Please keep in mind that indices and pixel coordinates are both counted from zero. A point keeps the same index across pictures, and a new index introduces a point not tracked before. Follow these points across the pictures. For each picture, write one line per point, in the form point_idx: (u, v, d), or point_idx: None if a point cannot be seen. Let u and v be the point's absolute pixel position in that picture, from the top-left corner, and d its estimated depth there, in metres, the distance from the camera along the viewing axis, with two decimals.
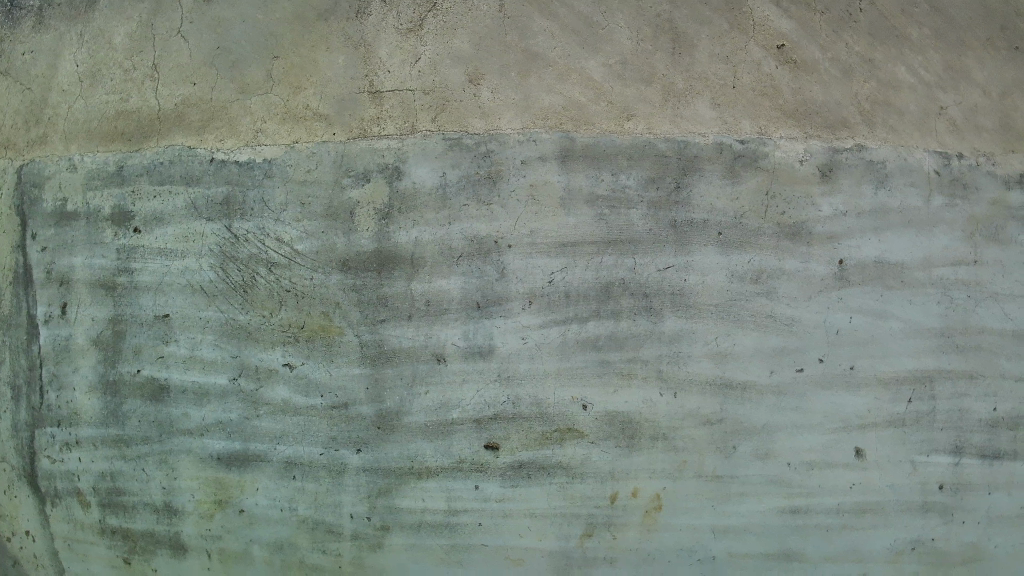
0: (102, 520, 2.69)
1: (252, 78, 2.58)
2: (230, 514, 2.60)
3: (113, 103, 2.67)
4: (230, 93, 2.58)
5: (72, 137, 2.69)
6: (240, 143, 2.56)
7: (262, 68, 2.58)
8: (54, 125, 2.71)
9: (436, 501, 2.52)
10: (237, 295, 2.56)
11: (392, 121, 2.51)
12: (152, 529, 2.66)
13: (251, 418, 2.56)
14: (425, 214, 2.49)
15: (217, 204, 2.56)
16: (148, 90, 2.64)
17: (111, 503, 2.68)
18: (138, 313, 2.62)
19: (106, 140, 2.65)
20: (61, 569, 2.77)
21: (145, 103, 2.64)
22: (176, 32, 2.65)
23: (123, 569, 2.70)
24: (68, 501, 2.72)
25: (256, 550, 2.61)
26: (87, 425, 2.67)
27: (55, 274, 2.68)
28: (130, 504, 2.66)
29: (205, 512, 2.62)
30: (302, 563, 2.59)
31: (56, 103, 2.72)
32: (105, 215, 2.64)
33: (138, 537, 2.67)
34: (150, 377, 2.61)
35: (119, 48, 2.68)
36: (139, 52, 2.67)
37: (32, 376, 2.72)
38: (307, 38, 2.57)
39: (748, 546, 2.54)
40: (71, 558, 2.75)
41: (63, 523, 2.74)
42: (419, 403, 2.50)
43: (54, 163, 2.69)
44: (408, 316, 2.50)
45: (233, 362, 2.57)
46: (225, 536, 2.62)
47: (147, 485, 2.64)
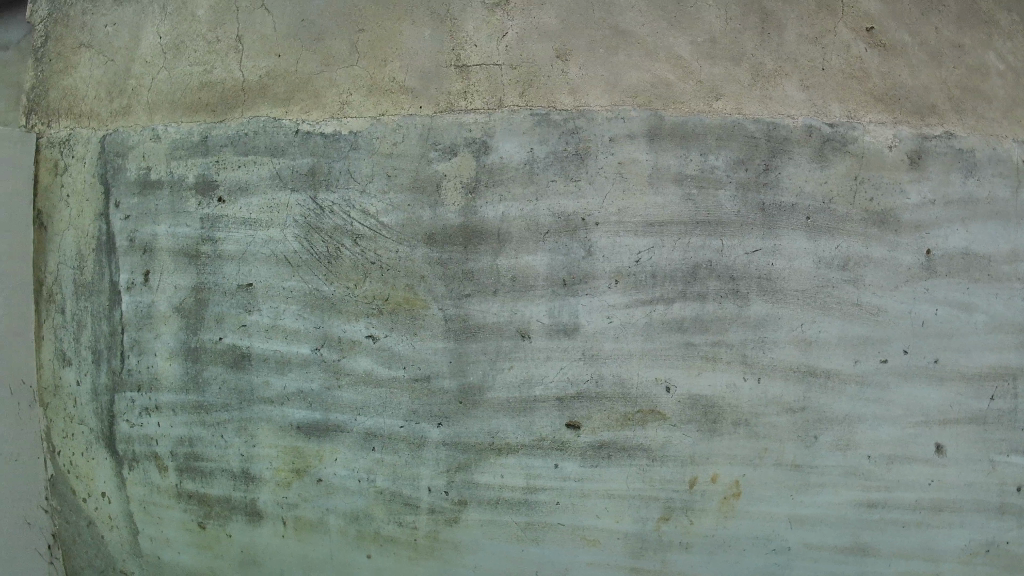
0: (179, 484, 2.79)
1: (337, 52, 2.57)
2: (308, 483, 2.63)
3: (196, 75, 2.71)
4: (315, 65, 2.59)
5: (155, 107, 2.75)
6: (326, 115, 2.56)
7: (347, 41, 2.57)
8: (139, 96, 2.78)
9: (514, 478, 2.50)
10: (321, 266, 2.57)
11: (479, 95, 2.47)
12: (230, 495, 2.73)
13: (332, 388, 2.58)
14: (511, 189, 2.46)
15: (302, 175, 2.57)
16: (232, 62, 2.68)
17: (188, 468, 2.76)
18: (221, 282, 2.65)
19: (190, 111, 2.70)
20: (135, 529, 2.94)
21: (229, 75, 2.67)
22: (258, 4, 2.68)
23: (198, 533, 2.81)
24: (146, 465, 2.84)
25: (332, 520, 2.63)
26: (166, 391, 2.75)
27: (138, 241, 2.76)
28: (208, 470, 2.73)
29: (283, 480, 2.65)
30: (377, 534, 2.61)
31: (140, 75, 2.79)
32: (189, 185, 2.69)
33: (215, 502, 2.75)
34: (232, 345, 2.65)
35: (203, 20, 2.74)
36: (221, 25, 2.72)
37: (114, 340, 2.84)
38: (393, 10, 2.56)
39: (821, 536, 2.52)
40: (146, 519, 2.90)
41: (139, 486, 2.88)
42: (501, 379, 2.48)
43: (136, 133, 2.76)
44: (493, 290, 2.47)
45: (316, 333, 2.58)
46: (301, 505, 2.65)
47: (225, 451, 2.69)
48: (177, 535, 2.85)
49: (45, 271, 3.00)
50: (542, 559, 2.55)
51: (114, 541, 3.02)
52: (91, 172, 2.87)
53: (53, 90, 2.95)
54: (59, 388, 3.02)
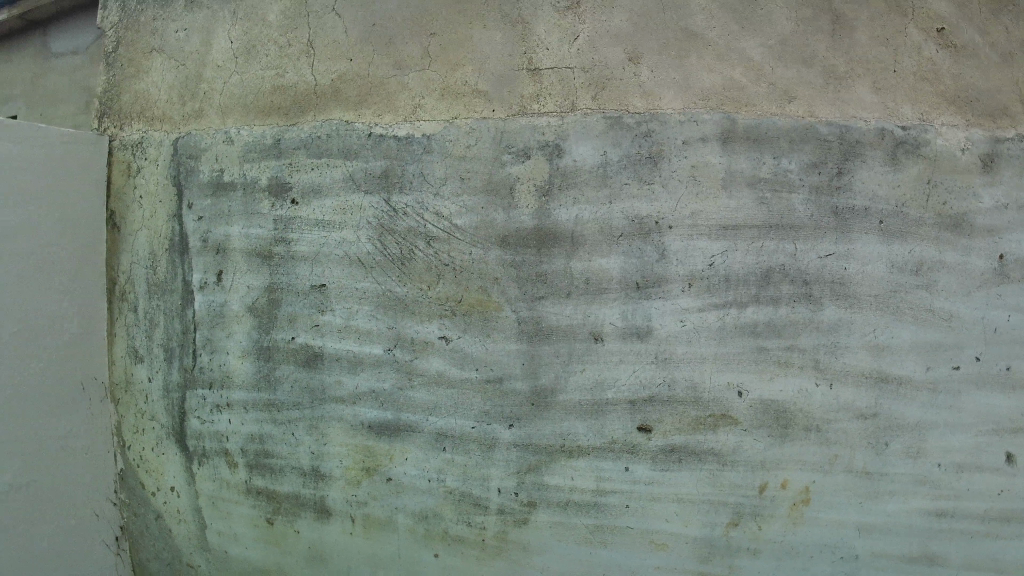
0: (248, 480, 2.88)
1: (410, 56, 2.61)
2: (378, 482, 2.67)
3: (268, 79, 2.81)
4: (388, 69, 2.63)
5: (227, 110, 2.87)
6: (399, 118, 2.59)
7: (419, 45, 2.61)
8: (210, 100, 2.92)
9: (584, 481, 2.50)
10: (395, 267, 2.59)
11: (552, 98, 2.49)
12: (299, 491, 2.79)
13: (404, 388, 2.60)
14: (585, 192, 2.45)
15: (375, 178, 2.61)
16: (303, 66, 2.75)
17: (258, 465, 2.85)
18: (295, 283, 2.72)
19: (263, 114, 2.79)
20: (202, 522, 3.06)
21: (301, 79, 2.75)
22: (330, 10, 2.74)
23: (265, 528, 2.88)
24: (215, 461, 2.95)
25: (401, 518, 2.67)
26: (238, 388, 2.84)
27: (212, 242, 2.87)
28: (277, 467, 2.81)
29: (353, 478, 2.70)
30: (446, 534, 2.63)
31: (211, 79, 2.94)
32: (262, 187, 2.77)
33: (283, 499, 2.82)
34: (305, 344, 2.71)
35: (275, 26, 2.83)
36: (293, 30, 2.79)
37: (186, 338, 2.96)
38: (464, 13, 2.58)
39: (891, 545, 2.49)
40: (214, 513, 3.01)
41: (208, 482, 2.99)
42: (573, 381, 2.48)
43: (208, 136, 2.89)
44: (567, 293, 2.47)
45: (389, 334, 2.61)
46: (370, 503, 2.70)
47: (296, 449, 2.77)
48: (245, 531, 2.94)
49: (119, 270, 3.21)
50: (610, 562, 2.54)
51: (182, 533, 3.16)
52: (164, 173, 3.03)
53: (126, 95, 3.20)
54: (131, 383, 3.19)
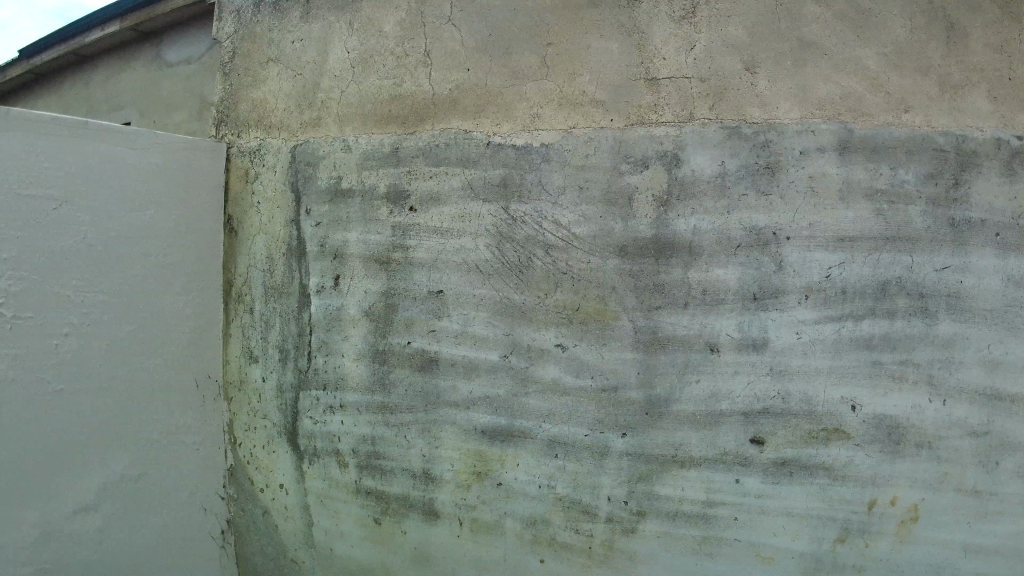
0: (358, 480, 2.94)
1: (526, 66, 2.65)
2: (487, 486, 2.70)
3: (387, 88, 2.87)
4: (505, 79, 2.67)
5: (345, 119, 2.95)
6: (518, 128, 2.64)
7: (536, 55, 2.65)
8: (329, 108, 3.00)
9: (694, 491, 2.49)
10: (512, 275, 2.63)
11: (670, 108, 2.50)
12: (408, 493, 2.84)
13: (519, 395, 2.63)
14: (703, 202, 2.45)
15: (493, 186, 2.65)
16: (422, 76, 2.82)
17: (369, 466, 2.91)
18: (412, 288, 2.78)
19: (382, 122, 2.86)
20: (310, 519, 3.13)
21: (419, 89, 2.82)
22: (446, 20, 2.79)
23: (372, 527, 2.94)
24: (326, 460, 3.02)
25: (509, 523, 2.69)
26: (352, 390, 2.91)
27: (330, 248, 2.95)
28: (388, 468, 2.87)
29: (463, 482, 2.73)
30: (553, 540, 2.64)
31: (328, 89, 3.02)
32: (380, 194, 2.84)
33: (392, 499, 2.88)
34: (421, 349, 2.76)
35: (391, 37, 2.89)
36: (410, 39, 2.85)
37: (302, 340, 3.04)
38: (580, 23, 2.60)
39: (995, 569, 2.41)
40: (322, 511, 3.07)
41: (318, 480, 3.06)
42: (688, 392, 2.48)
43: (327, 143, 2.97)
44: (683, 304, 2.47)
45: (505, 341, 2.65)
46: (479, 507, 2.73)
47: (408, 451, 2.82)
48: (352, 529, 2.99)
49: (235, 272, 3.32)
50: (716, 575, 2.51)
51: (289, 529, 3.23)
52: (283, 180, 3.12)
53: (244, 103, 3.32)
54: (245, 383, 3.29)
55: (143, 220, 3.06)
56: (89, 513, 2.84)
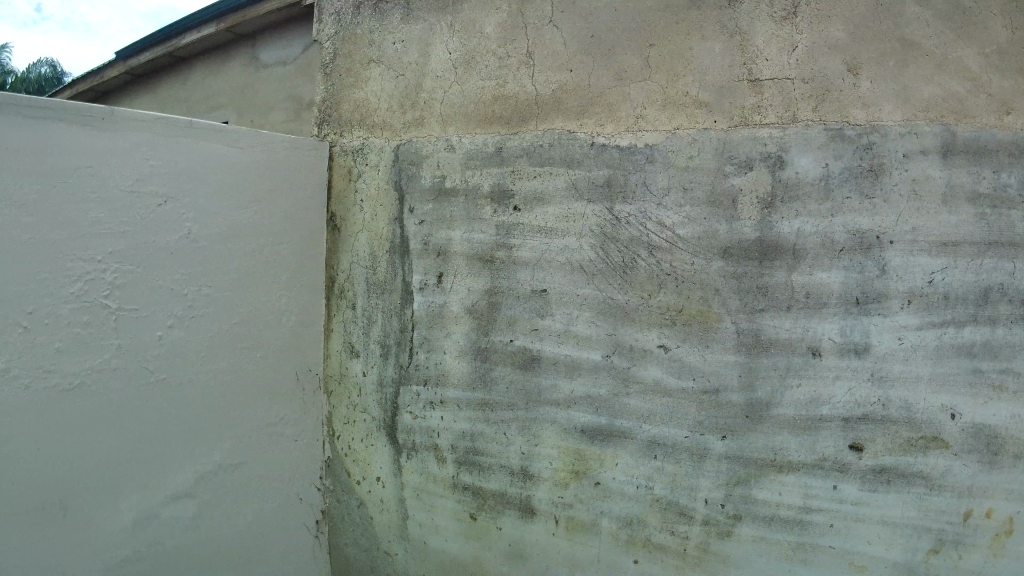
0: (455, 475, 3.02)
1: (629, 67, 2.67)
2: (585, 485, 2.75)
3: (489, 89, 2.93)
4: (608, 80, 2.70)
5: (448, 119, 3.01)
6: (621, 128, 2.66)
7: (638, 56, 2.66)
8: (431, 109, 3.06)
9: (791, 496, 2.48)
10: (616, 276, 2.66)
11: (774, 109, 2.50)
12: (506, 489, 2.90)
13: (621, 395, 2.66)
14: (807, 204, 2.43)
15: (598, 186, 2.68)
16: (524, 76, 2.86)
17: (467, 462, 2.98)
18: (515, 287, 2.83)
19: (485, 122, 2.91)
20: (405, 513, 3.21)
21: (522, 89, 2.86)
22: (547, 21, 2.83)
23: (468, 523, 3.01)
24: (424, 455, 3.10)
25: (605, 522, 2.74)
26: (452, 387, 2.99)
27: (433, 245, 3.02)
28: (486, 464, 2.93)
29: (561, 480, 2.79)
30: (647, 541, 2.67)
31: (431, 89, 3.07)
32: (484, 193, 2.89)
33: (489, 496, 2.94)
34: (524, 347, 2.82)
35: (492, 37, 2.94)
36: (511, 40, 2.90)
37: (403, 337, 3.13)
38: (682, 23, 2.61)
39: None
40: (417, 504, 3.16)
41: (415, 474, 3.15)
42: (790, 396, 2.47)
43: (430, 143, 3.03)
44: (786, 307, 2.45)
45: (608, 341, 2.68)
46: (576, 505, 2.78)
47: (507, 449, 2.88)
48: (448, 523, 3.07)
49: (338, 269, 3.42)
50: None
51: (383, 522, 3.31)
52: (385, 178, 3.18)
53: (346, 102, 3.40)
54: (345, 377, 3.39)
55: (246, 215, 3.12)
56: (187, 500, 2.92)
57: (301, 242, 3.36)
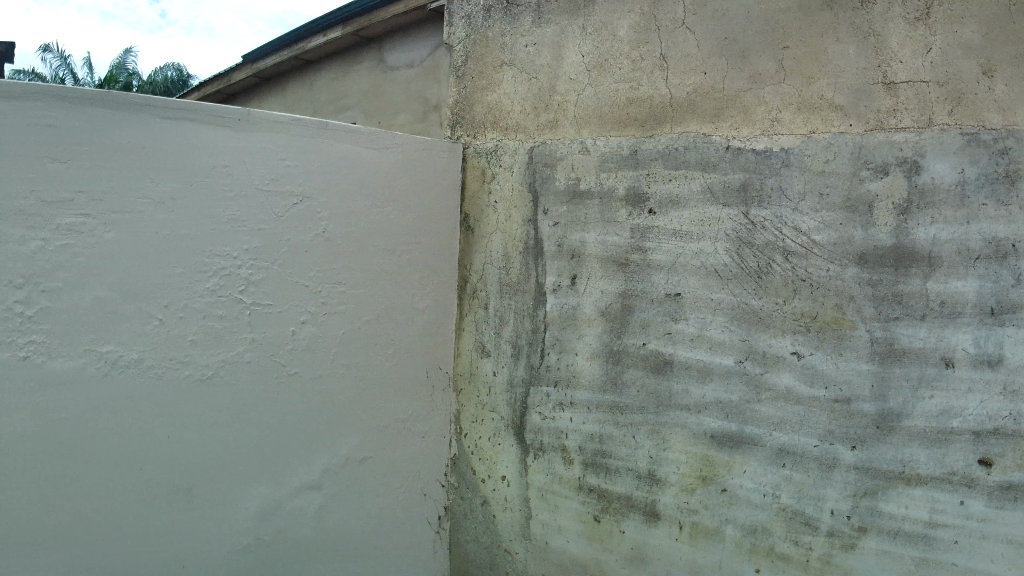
0: (581, 476, 3.16)
1: (765, 70, 2.77)
2: (713, 491, 2.83)
3: (623, 91, 3.07)
4: (743, 82, 2.80)
5: (582, 122, 3.17)
6: (756, 132, 2.76)
7: (774, 58, 2.75)
8: (565, 111, 3.23)
9: (918, 510, 2.48)
10: (751, 281, 2.76)
11: (909, 113, 2.54)
12: (631, 493, 3.02)
13: (751, 402, 2.74)
14: (943, 210, 2.45)
15: (734, 191, 2.79)
16: (659, 79, 2.99)
17: (593, 463, 3.12)
18: (648, 290, 2.97)
19: (620, 125, 3.07)
20: (529, 512, 3.34)
21: (656, 91, 3.00)
22: (680, 23, 2.96)
23: (591, 524, 3.13)
24: (552, 456, 3.24)
25: (730, 529, 2.80)
26: (583, 388, 3.14)
27: (567, 248, 3.19)
28: (614, 467, 3.06)
29: (688, 485, 2.88)
30: (772, 549, 2.73)
31: (564, 91, 3.23)
32: (619, 196, 3.05)
33: (615, 499, 3.07)
34: (656, 351, 2.95)
35: (626, 40, 3.08)
36: (645, 44, 3.04)
37: (535, 337, 3.29)
38: (815, 27, 2.69)
39: None
40: (541, 504, 3.29)
41: (541, 474, 3.28)
42: (921, 406, 2.48)
43: (564, 145, 3.20)
44: (920, 315, 2.48)
45: (741, 346, 2.76)
46: (701, 511, 2.86)
47: (635, 452, 3.00)
48: (571, 523, 3.20)
49: (471, 269, 3.56)
50: None
51: (506, 520, 3.43)
52: (520, 181, 3.35)
53: (479, 105, 3.55)
54: (475, 375, 3.53)
55: (377, 215, 3.28)
56: (313, 492, 3.10)
57: (438, 243, 3.53)
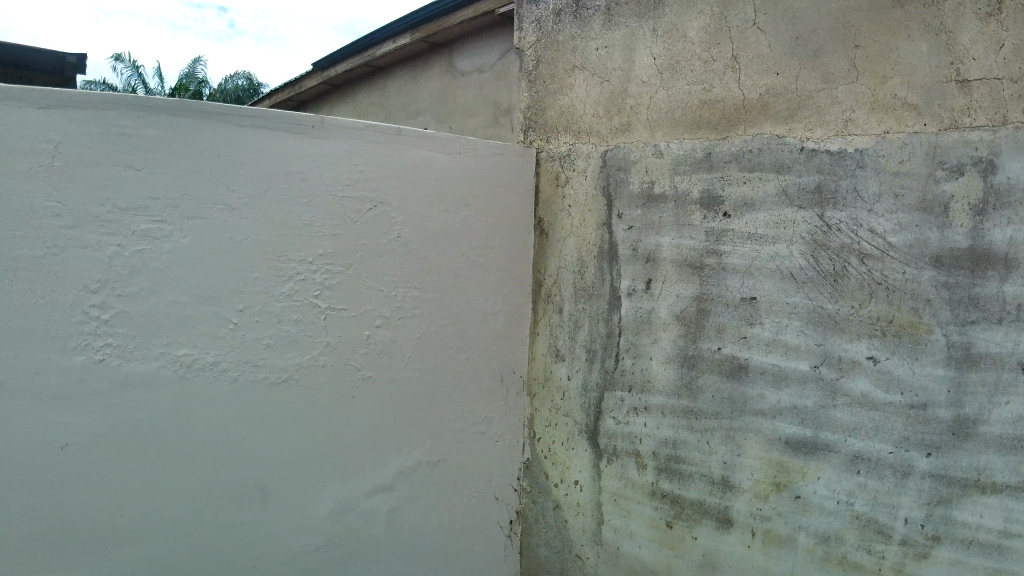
0: (655, 482, 3.50)
1: (836, 69, 3.00)
2: (786, 498, 3.12)
3: (696, 94, 3.39)
4: (816, 83, 3.04)
5: (658, 125, 3.51)
6: (832, 133, 3.00)
7: (846, 57, 2.97)
8: (638, 115, 3.60)
9: (993, 520, 2.65)
10: (828, 284, 3.00)
11: (982, 111, 2.69)
12: (705, 500, 3.34)
13: (828, 407, 2.99)
14: (1020, 212, 2.61)
15: (808, 193, 3.05)
16: (731, 81, 3.28)
17: (666, 469, 3.46)
18: (724, 293, 3.28)
19: (694, 128, 3.39)
20: (602, 517, 3.72)
21: (729, 93, 3.29)
22: (750, 24, 3.22)
23: (664, 530, 3.48)
24: (624, 461, 3.62)
25: (802, 536, 3.08)
26: (657, 393, 3.49)
27: (641, 252, 3.55)
28: (687, 473, 3.39)
29: (762, 492, 3.18)
30: (844, 558, 2.98)
31: (637, 95, 3.61)
32: (694, 199, 3.37)
33: (688, 504, 3.39)
34: (731, 356, 3.25)
35: (696, 42, 3.40)
36: (716, 45, 3.33)
37: (610, 341, 3.68)
38: (887, 28, 2.88)
39: None
40: (615, 509, 3.66)
41: (614, 479, 3.66)
42: (997, 413, 2.64)
43: (638, 149, 3.57)
44: (998, 319, 2.65)
45: (818, 352, 3.02)
46: (774, 518, 3.15)
47: (707, 458, 3.33)
48: (643, 529, 3.55)
49: (546, 273, 3.97)
50: None
51: (579, 525, 3.83)
52: (593, 184, 3.76)
53: (551, 109, 3.96)
54: (550, 380, 3.94)
55: (455, 219, 3.70)
56: (385, 494, 3.52)
57: (515, 248, 3.95)
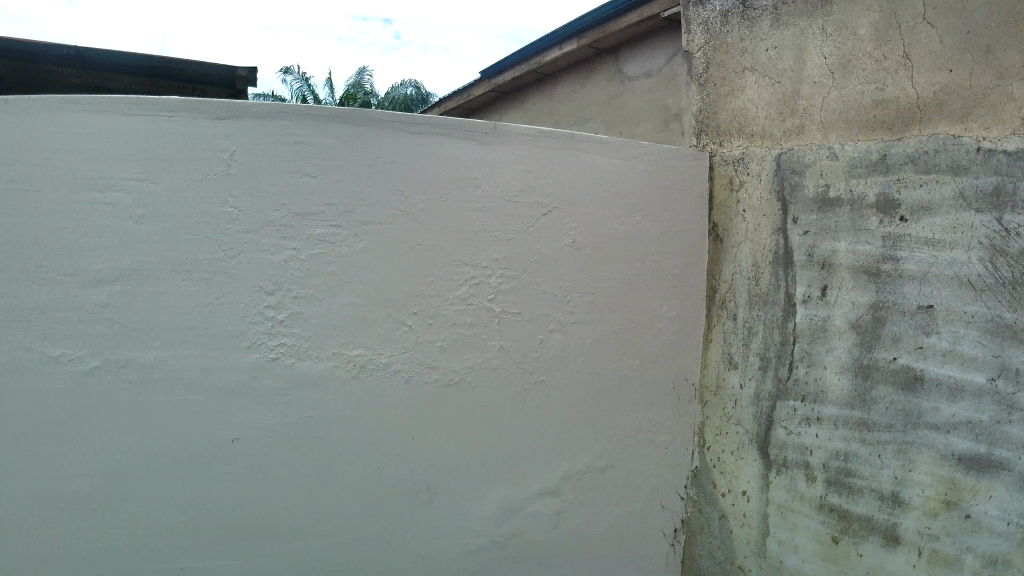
0: (824, 495, 3.41)
1: (1010, 64, 2.86)
2: (955, 517, 2.94)
3: (868, 93, 3.32)
4: (991, 80, 2.91)
5: (830, 126, 3.47)
6: (1008, 131, 2.85)
7: (1020, 50, 2.83)
8: (811, 116, 3.56)
9: None
10: (1006, 292, 2.84)
11: None
12: (873, 516, 3.22)
13: (1004, 422, 2.81)
14: None
15: (986, 195, 2.91)
16: (904, 79, 3.20)
17: (837, 482, 3.36)
18: (901, 302, 3.17)
19: (869, 129, 3.32)
20: (766, 529, 3.67)
21: (902, 92, 3.20)
22: (921, 19, 3.15)
23: (829, 545, 3.39)
24: (794, 472, 3.54)
25: (969, 558, 2.89)
26: (831, 404, 3.40)
27: (817, 258, 3.50)
28: (857, 486, 3.28)
29: (932, 509, 3.01)
30: None
31: (810, 95, 3.57)
32: (870, 203, 3.30)
33: (856, 519, 3.29)
34: (908, 366, 3.12)
35: (867, 39, 3.35)
36: (887, 43, 3.27)
37: (784, 349, 3.63)
38: None
39: None
40: (781, 521, 3.60)
41: (781, 491, 3.60)
42: None
43: (813, 151, 3.54)
44: None
45: (994, 364, 2.85)
46: (942, 538, 2.98)
47: (878, 472, 3.21)
48: (808, 543, 3.49)
49: (720, 279, 3.98)
50: None
51: (743, 535, 3.78)
52: (767, 188, 3.75)
53: (723, 112, 4.01)
54: (722, 388, 3.92)
55: (629, 224, 3.80)
56: (550, 498, 3.63)
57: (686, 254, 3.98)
